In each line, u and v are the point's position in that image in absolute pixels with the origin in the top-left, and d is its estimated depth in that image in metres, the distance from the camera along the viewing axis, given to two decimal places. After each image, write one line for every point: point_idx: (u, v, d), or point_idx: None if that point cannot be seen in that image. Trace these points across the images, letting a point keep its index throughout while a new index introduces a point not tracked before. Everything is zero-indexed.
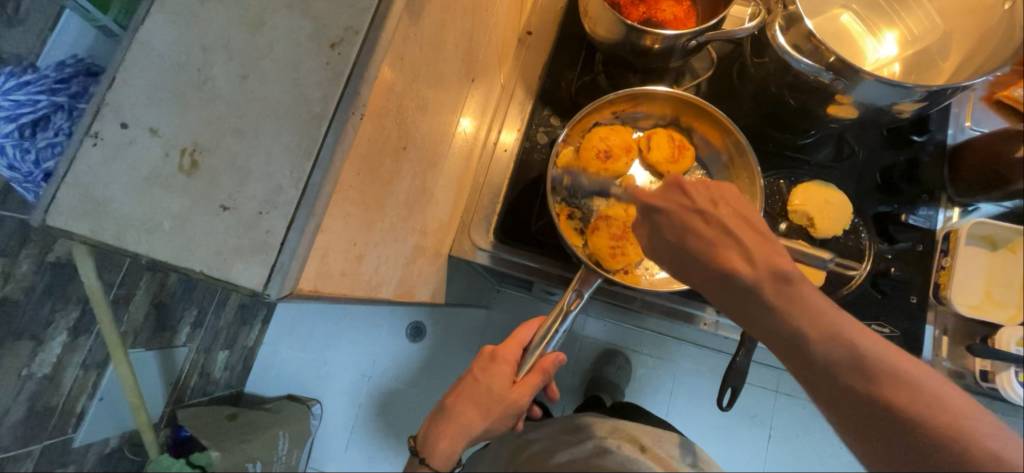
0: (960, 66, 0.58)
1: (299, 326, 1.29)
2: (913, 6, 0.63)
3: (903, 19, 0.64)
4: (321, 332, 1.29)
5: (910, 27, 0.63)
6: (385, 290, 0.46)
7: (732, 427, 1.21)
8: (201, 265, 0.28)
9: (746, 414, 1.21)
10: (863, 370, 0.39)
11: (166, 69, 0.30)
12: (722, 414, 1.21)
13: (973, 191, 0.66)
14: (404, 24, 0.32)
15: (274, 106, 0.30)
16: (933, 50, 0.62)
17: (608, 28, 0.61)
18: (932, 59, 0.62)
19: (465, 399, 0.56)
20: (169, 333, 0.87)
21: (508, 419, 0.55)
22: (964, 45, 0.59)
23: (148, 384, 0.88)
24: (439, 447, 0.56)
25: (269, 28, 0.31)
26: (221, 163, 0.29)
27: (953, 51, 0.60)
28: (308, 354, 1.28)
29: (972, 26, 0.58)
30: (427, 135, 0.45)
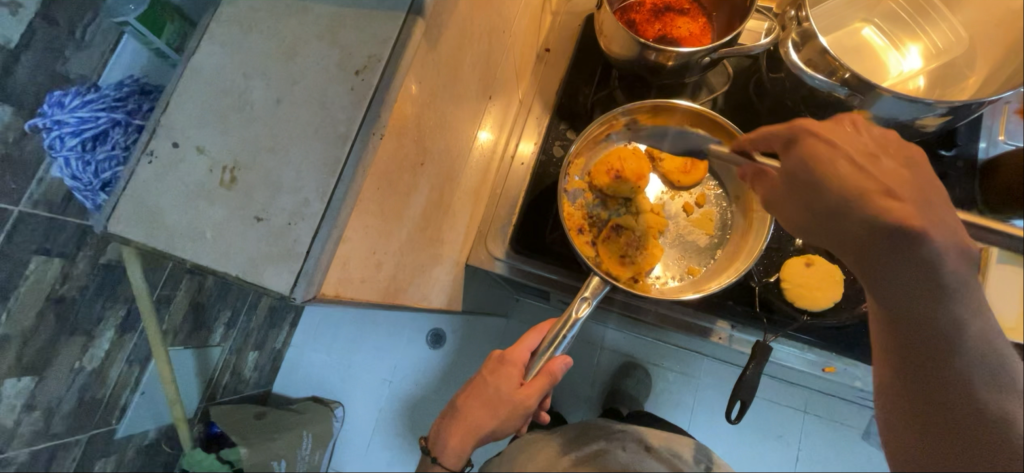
0: (985, 80, 0.57)
1: (325, 330, 1.34)
2: (937, 19, 0.62)
3: (927, 33, 0.63)
4: (346, 336, 1.34)
5: (935, 40, 0.62)
6: (404, 298, 0.49)
7: (758, 448, 1.17)
8: (236, 270, 0.31)
9: (772, 434, 1.17)
10: (970, 349, 0.41)
11: (213, 95, 0.34)
12: (747, 434, 1.18)
13: (1006, 207, 0.63)
14: (423, 51, 0.35)
15: (303, 127, 0.32)
16: (960, 63, 0.60)
17: (622, 46, 0.63)
18: (959, 71, 0.60)
19: (476, 400, 0.58)
20: (204, 332, 0.93)
21: (514, 420, 0.56)
22: (990, 58, 0.57)
23: (184, 380, 0.94)
24: (450, 447, 0.57)
25: (301, 57, 0.34)
26: (256, 178, 0.32)
27: (979, 63, 0.59)
28: (333, 358, 1.33)
29: (1000, 36, 0.57)
30: (444, 152, 0.47)
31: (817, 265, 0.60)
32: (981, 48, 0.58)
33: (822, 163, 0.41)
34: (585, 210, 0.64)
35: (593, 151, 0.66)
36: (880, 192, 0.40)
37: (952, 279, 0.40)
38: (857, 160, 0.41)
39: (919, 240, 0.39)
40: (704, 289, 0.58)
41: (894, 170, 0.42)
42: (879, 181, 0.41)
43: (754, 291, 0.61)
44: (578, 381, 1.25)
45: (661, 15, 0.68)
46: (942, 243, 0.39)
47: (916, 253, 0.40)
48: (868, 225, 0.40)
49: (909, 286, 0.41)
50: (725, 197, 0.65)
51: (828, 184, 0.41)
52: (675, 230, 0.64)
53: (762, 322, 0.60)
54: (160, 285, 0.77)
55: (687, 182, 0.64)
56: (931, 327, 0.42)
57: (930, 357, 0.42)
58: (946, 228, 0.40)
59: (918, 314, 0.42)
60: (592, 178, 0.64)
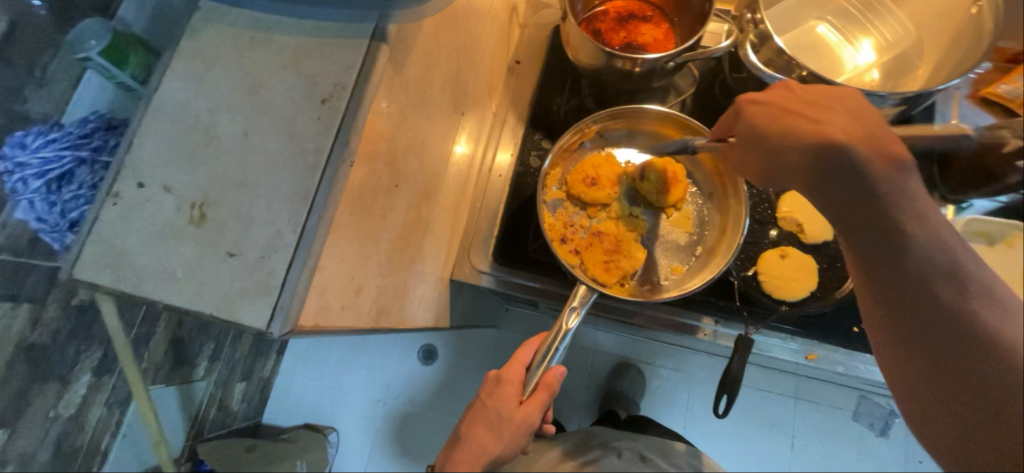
0: (934, 70, 0.60)
1: (313, 355, 1.32)
2: (885, 14, 0.65)
3: (877, 27, 0.66)
4: (336, 360, 1.31)
5: (885, 34, 0.65)
6: (389, 319, 0.48)
7: (754, 439, 1.19)
8: (209, 308, 0.30)
9: (766, 424, 1.19)
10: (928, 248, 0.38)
11: (178, 132, 0.33)
12: (743, 425, 1.19)
13: (965, 188, 0.66)
14: (389, 75, 0.35)
15: (272, 158, 0.32)
16: (909, 54, 0.63)
17: (589, 55, 0.65)
18: (909, 62, 0.63)
19: (478, 424, 0.57)
20: (187, 368, 0.91)
21: (521, 439, 0.56)
22: (937, 49, 0.61)
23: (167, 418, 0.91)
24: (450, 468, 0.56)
25: (266, 88, 0.34)
26: (227, 213, 0.31)
27: (927, 54, 0.62)
28: (323, 383, 1.31)
29: (944, 28, 0.60)
30: (420, 171, 0.47)
31: (792, 256, 0.61)
32: (927, 41, 0.62)
33: (766, 113, 0.43)
34: (566, 220, 0.65)
35: (566, 161, 0.67)
36: (819, 125, 0.40)
37: (888, 182, 0.39)
38: (798, 105, 0.42)
39: (850, 160, 0.39)
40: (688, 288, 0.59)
41: (835, 108, 0.41)
42: (814, 116, 0.41)
43: (733, 285, 0.62)
44: (573, 386, 1.25)
45: (625, 23, 0.70)
46: (870, 157, 0.39)
47: (858, 177, 0.39)
48: (810, 149, 0.40)
49: (854, 204, 0.40)
50: (701, 195, 0.66)
51: (771, 127, 0.42)
52: (655, 233, 0.65)
53: (742, 315, 0.61)
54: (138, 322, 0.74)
55: (669, 201, 0.63)
56: (882, 236, 0.39)
57: (893, 271, 0.39)
58: (882, 147, 0.39)
59: (868, 229, 0.40)
60: (570, 189, 0.64)
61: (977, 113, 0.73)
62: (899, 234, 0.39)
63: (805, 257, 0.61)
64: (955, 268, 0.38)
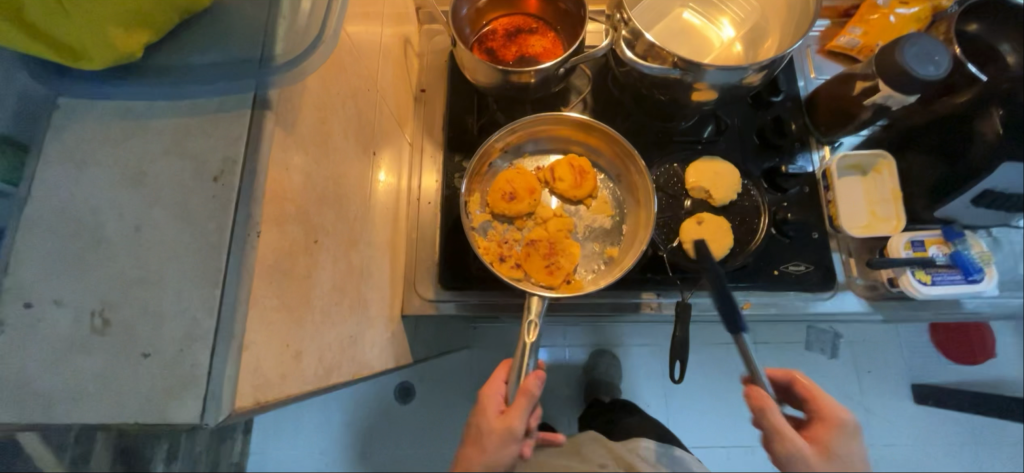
0: (782, 37, 0.69)
1: (284, 425, 1.25)
2: None
3: (729, 7, 0.74)
4: (309, 424, 1.25)
5: (737, 11, 0.73)
6: (340, 373, 0.47)
7: (727, 390, 1.26)
8: (133, 415, 0.29)
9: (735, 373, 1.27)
10: None
11: (62, 241, 0.31)
12: (715, 380, 1.27)
13: (833, 129, 0.76)
14: (281, 137, 0.35)
15: (172, 246, 0.31)
16: (760, 26, 0.72)
17: (487, 74, 0.67)
18: (762, 31, 0.72)
19: (467, 445, 0.58)
20: None
21: (509, 449, 0.55)
22: (780, 19, 0.69)
23: None
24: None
25: (151, 176, 0.33)
26: (133, 313, 0.30)
27: (773, 23, 0.71)
28: (301, 452, 1.24)
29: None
30: (340, 221, 0.47)
31: (706, 221, 0.66)
32: (770, 13, 0.71)
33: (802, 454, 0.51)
34: (497, 237, 0.67)
35: (481, 184, 0.69)
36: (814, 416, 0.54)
37: None
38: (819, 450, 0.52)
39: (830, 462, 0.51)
40: (624, 267, 0.63)
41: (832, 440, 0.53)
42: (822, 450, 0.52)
43: (662, 259, 0.67)
44: (552, 386, 1.27)
45: (515, 38, 0.74)
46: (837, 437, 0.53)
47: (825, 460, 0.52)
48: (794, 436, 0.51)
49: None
50: (610, 179, 0.71)
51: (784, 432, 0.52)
52: (582, 224, 0.69)
53: (675, 283, 0.66)
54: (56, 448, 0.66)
55: (583, 194, 0.67)
56: None
57: None
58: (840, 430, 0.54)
59: None
60: (493, 208, 0.67)
61: (827, 64, 0.84)
62: None
63: (717, 219, 0.67)
64: None
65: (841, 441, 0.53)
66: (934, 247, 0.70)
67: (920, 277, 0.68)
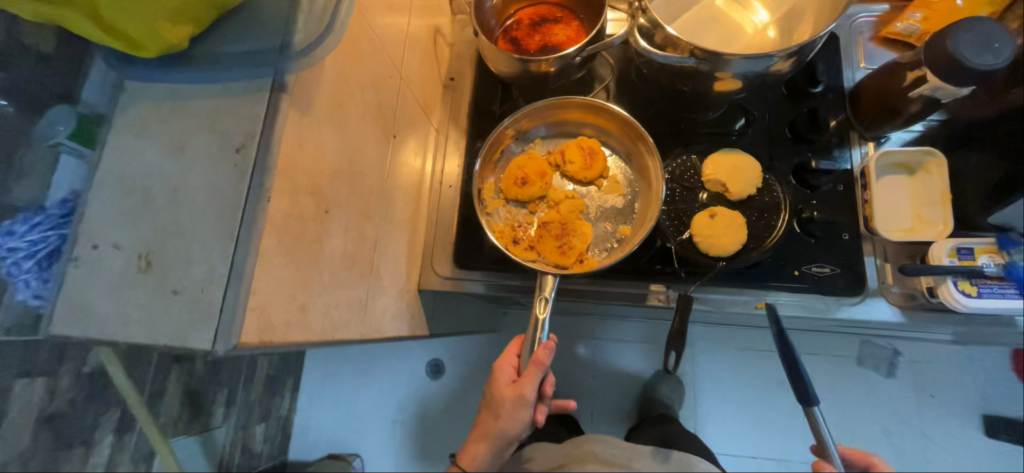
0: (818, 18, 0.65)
1: (328, 386, 1.38)
2: None
3: None
4: (348, 388, 1.38)
5: None
6: (348, 332, 0.53)
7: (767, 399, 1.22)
8: (164, 339, 0.36)
9: (774, 383, 1.21)
10: None
11: (121, 196, 0.39)
12: (752, 387, 1.23)
13: (877, 123, 0.70)
14: (295, 116, 0.41)
15: (201, 204, 0.38)
16: (796, 7, 0.68)
17: (507, 64, 0.70)
18: (798, 14, 0.68)
19: (485, 413, 0.68)
20: (204, 416, 1.07)
21: (519, 414, 0.62)
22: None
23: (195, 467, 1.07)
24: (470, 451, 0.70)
25: (189, 146, 0.39)
26: (169, 258, 0.37)
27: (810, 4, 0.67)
28: (341, 412, 1.37)
29: None
30: (353, 195, 0.52)
31: (719, 214, 0.65)
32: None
33: None
34: (510, 221, 0.70)
35: (495, 172, 0.72)
36: None
37: None
38: None
39: None
40: (636, 242, 0.63)
41: None
42: None
43: (669, 250, 0.66)
44: (576, 377, 1.31)
45: (539, 27, 0.75)
46: None
47: None
48: None
49: None
50: (621, 158, 0.71)
51: None
52: (595, 204, 0.69)
53: (681, 276, 0.66)
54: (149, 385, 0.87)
55: (594, 175, 0.68)
56: None
57: None
58: None
59: None
60: (506, 193, 0.70)
61: (879, 52, 0.77)
62: None
63: (732, 213, 0.65)
64: None
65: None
66: (984, 256, 0.63)
67: (963, 288, 0.62)
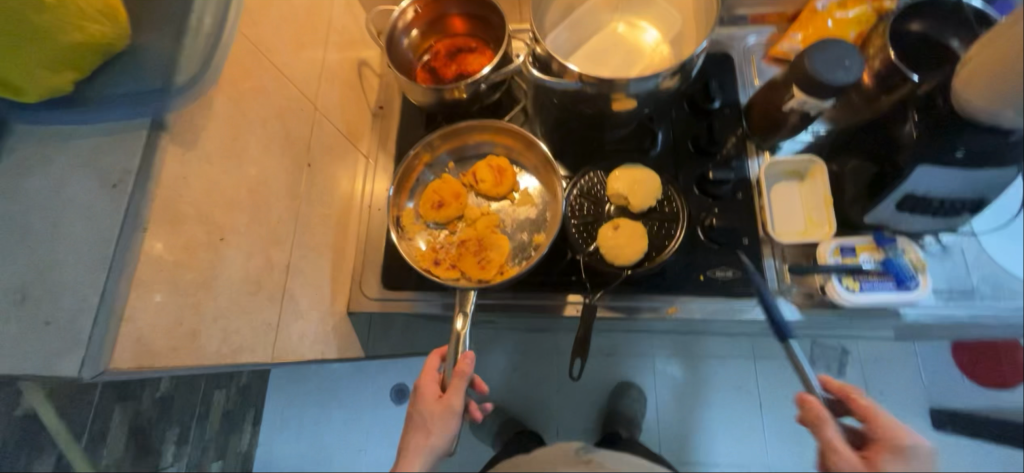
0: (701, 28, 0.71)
1: (288, 417, 1.37)
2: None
3: (644, 10, 0.77)
4: (310, 419, 1.36)
5: (653, 13, 0.77)
6: (254, 355, 0.55)
7: (730, 403, 1.28)
8: (35, 369, 0.37)
9: (729, 388, 1.29)
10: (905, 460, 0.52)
11: (0, 234, 0.40)
12: (715, 397, 1.30)
13: (767, 134, 0.76)
14: (176, 152, 0.44)
15: (76, 238, 0.40)
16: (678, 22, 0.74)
17: (421, 94, 0.73)
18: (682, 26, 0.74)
19: (412, 433, 0.61)
20: (152, 455, 1.04)
21: (448, 428, 0.60)
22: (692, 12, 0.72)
23: None
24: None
25: (69, 183, 0.41)
26: (42, 291, 0.38)
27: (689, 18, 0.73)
28: (302, 445, 1.35)
29: None
30: (255, 222, 0.55)
31: (622, 226, 0.69)
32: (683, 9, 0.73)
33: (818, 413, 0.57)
34: (429, 242, 0.73)
35: (414, 198, 0.76)
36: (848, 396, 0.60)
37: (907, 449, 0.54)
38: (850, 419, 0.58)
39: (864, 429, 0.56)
40: (545, 246, 0.67)
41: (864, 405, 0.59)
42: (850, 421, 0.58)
43: (579, 262, 0.71)
44: (541, 396, 1.35)
45: (455, 57, 0.80)
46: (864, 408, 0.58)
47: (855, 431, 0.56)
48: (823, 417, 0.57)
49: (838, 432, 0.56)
50: (529, 173, 0.76)
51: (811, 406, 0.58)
52: (508, 217, 0.74)
53: (585, 284, 0.71)
54: (91, 422, 0.88)
55: (503, 190, 0.73)
56: None
57: None
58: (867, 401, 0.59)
59: None
60: (424, 216, 0.73)
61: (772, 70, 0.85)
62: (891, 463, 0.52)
63: (633, 224, 0.69)
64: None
65: (897, 464, 0.52)
66: (865, 253, 0.68)
67: (848, 284, 0.67)
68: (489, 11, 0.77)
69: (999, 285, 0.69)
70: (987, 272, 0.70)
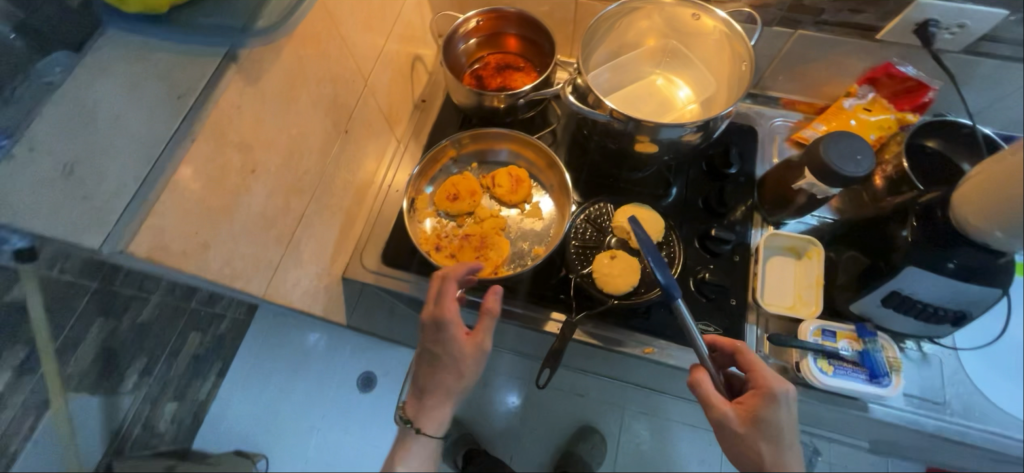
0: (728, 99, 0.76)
1: (253, 378, 1.34)
2: (684, 59, 0.81)
3: (684, 70, 0.82)
4: (275, 384, 1.35)
5: (691, 75, 0.82)
6: (250, 287, 0.58)
7: None
8: (64, 234, 0.41)
9: (693, 461, 1.30)
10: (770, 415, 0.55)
11: (66, 113, 0.44)
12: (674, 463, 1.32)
13: (776, 208, 0.79)
14: (239, 84, 0.49)
15: (135, 133, 0.44)
16: (711, 88, 0.80)
17: (463, 94, 0.78)
18: (713, 93, 0.80)
19: (442, 373, 0.64)
20: (114, 380, 0.98)
21: (477, 363, 0.65)
22: (725, 82, 0.77)
23: (87, 428, 1.00)
24: (431, 413, 0.66)
25: (142, 86, 0.46)
26: (91, 170, 0.42)
27: (720, 87, 0.78)
28: (260, 407, 1.35)
29: (722, 64, 0.77)
30: (286, 167, 0.59)
31: (618, 257, 0.71)
32: (718, 78, 0.78)
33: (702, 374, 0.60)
34: (435, 229, 0.77)
35: (433, 185, 0.81)
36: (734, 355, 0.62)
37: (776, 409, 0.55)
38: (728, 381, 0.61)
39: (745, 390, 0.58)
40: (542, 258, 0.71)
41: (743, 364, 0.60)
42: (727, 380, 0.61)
43: (571, 282, 0.74)
44: (506, 419, 1.35)
45: (502, 71, 0.86)
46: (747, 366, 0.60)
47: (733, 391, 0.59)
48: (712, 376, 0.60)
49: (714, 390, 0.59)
50: (544, 189, 0.81)
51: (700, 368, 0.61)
52: (514, 224, 0.77)
53: (571, 305, 0.73)
54: (69, 329, 0.81)
55: (517, 199, 0.77)
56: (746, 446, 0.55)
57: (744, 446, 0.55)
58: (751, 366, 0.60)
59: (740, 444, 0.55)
60: (437, 204, 0.77)
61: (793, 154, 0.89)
62: (754, 425, 0.55)
63: (630, 258, 0.71)
64: (773, 432, 0.54)
65: (766, 408, 0.55)
66: (845, 340, 0.70)
67: (822, 365, 0.69)
68: (542, 37, 0.83)
69: (970, 405, 0.70)
70: (960, 389, 0.71)
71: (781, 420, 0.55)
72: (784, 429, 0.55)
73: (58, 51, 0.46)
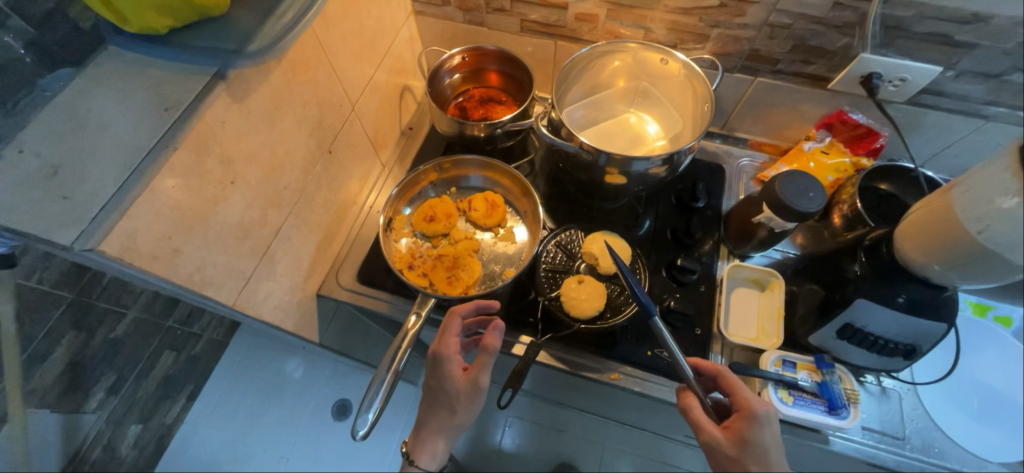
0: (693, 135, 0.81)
1: (223, 400, 1.29)
2: (654, 98, 0.87)
3: (655, 108, 0.88)
4: (244, 410, 1.29)
5: (661, 112, 0.87)
6: (220, 296, 0.59)
7: None
8: (37, 231, 0.43)
9: None
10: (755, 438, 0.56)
11: (59, 121, 0.47)
12: None
13: (739, 242, 0.83)
14: (225, 100, 0.52)
15: (119, 139, 0.47)
16: (679, 125, 0.85)
17: (445, 124, 0.83)
18: (680, 130, 0.85)
19: (438, 409, 0.68)
20: (79, 396, 0.93)
21: (472, 401, 0.66)
22: (691, 120, 0.82)
23: (44, 449, 0.92)
24: (425, 446, 0.70)
25: (133, 99, 0.50)
26: (73, 172, 0.45)
27: (687, 124, 0.83)
28: (227, 435, 1.26)
29: (688, 103, 0.82)
30: (266, 181, 0.62)
31: (586, 282, 0.74)
32: (685, 115, 0.84)
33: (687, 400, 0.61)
34: (411, 249, 0.79)
35: (411, 207, 0.84)
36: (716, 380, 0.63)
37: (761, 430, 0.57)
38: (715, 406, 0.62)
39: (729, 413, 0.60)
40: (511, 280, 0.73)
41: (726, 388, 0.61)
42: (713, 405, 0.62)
43: (539, 305, 0.76)
44: (481, 453, 1.31)
45: (485, 104, 0.91)
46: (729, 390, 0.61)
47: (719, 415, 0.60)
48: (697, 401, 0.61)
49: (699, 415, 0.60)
50: (518, 215, 0.84)
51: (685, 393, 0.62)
52: (487, 248, 0.80)
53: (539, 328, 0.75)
54: (37, 340, 0.80)
55: (492, 222, 0.80)
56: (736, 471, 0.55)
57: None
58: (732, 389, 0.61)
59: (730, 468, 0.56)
60: (414, 225, 0.80)
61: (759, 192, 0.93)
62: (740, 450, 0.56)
63: (596, 284, 0.74)
64: (760, 455, 0.55)
65: (749, 429, 0.56)
66: (805, 371, 0.72)
67: (783, 396, 0.70)
68: (521, 72, 0.89)
69: (928, 441, 0.71)
70: (919, 425, 0.72)
71: (766, 442, 0.56)
72: (772, 451, 0.56)
73: (61, 69, 0.51)
